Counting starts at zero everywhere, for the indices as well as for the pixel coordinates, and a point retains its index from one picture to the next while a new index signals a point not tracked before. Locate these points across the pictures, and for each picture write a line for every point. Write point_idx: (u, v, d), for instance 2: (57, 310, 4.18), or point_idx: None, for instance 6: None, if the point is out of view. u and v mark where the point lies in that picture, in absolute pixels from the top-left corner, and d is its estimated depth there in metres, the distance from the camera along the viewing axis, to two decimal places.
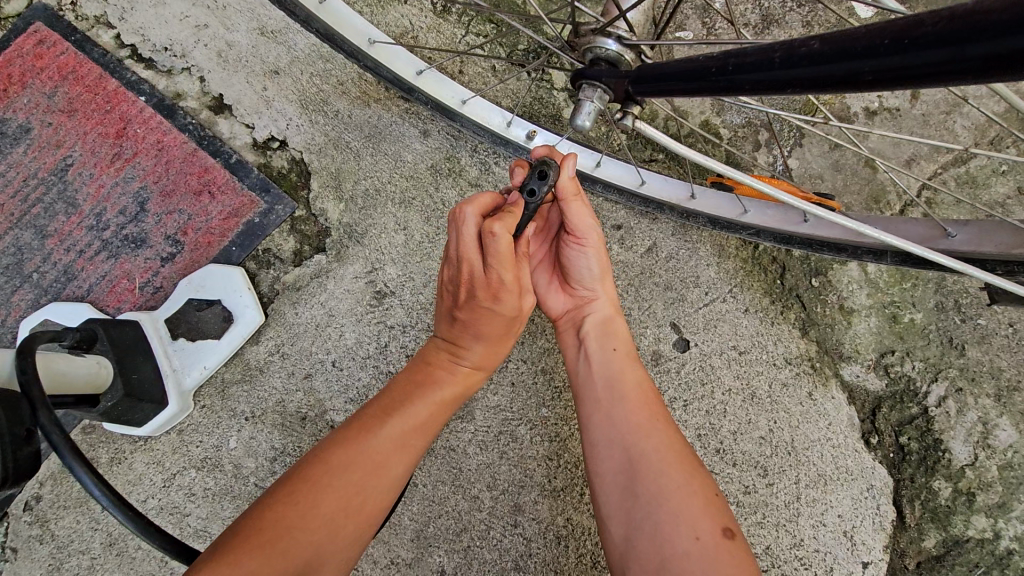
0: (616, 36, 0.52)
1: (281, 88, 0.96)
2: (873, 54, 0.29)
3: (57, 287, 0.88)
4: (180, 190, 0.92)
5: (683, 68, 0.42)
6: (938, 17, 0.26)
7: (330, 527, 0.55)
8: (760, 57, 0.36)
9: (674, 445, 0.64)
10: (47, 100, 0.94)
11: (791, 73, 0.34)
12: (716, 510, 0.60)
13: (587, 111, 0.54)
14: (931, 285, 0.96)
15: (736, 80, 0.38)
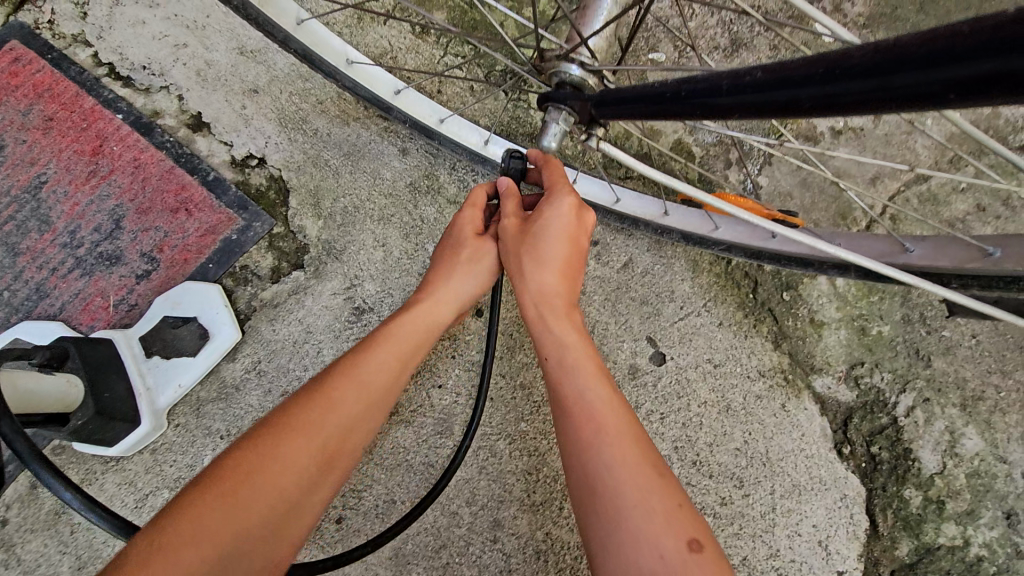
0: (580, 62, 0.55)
1: (260, 107, 0.96)
2: (811, 82, 0.31)
3: (29, 305, 0.87)
4: (157, 207, 0.92)
5: (642, 93, 0.44)
6: (866, 49, 0.28)
7: (255, 527, 0.49)
8: (710, 83, 0.37)
9: (649, 451, 0.54)
10: (22, 117, 0.94)
11: (738, 99, 0.35)
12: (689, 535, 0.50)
13: (553, 132, 0.56)
14: (897, 298, 0.99)
15: (689, 105, 0.39)
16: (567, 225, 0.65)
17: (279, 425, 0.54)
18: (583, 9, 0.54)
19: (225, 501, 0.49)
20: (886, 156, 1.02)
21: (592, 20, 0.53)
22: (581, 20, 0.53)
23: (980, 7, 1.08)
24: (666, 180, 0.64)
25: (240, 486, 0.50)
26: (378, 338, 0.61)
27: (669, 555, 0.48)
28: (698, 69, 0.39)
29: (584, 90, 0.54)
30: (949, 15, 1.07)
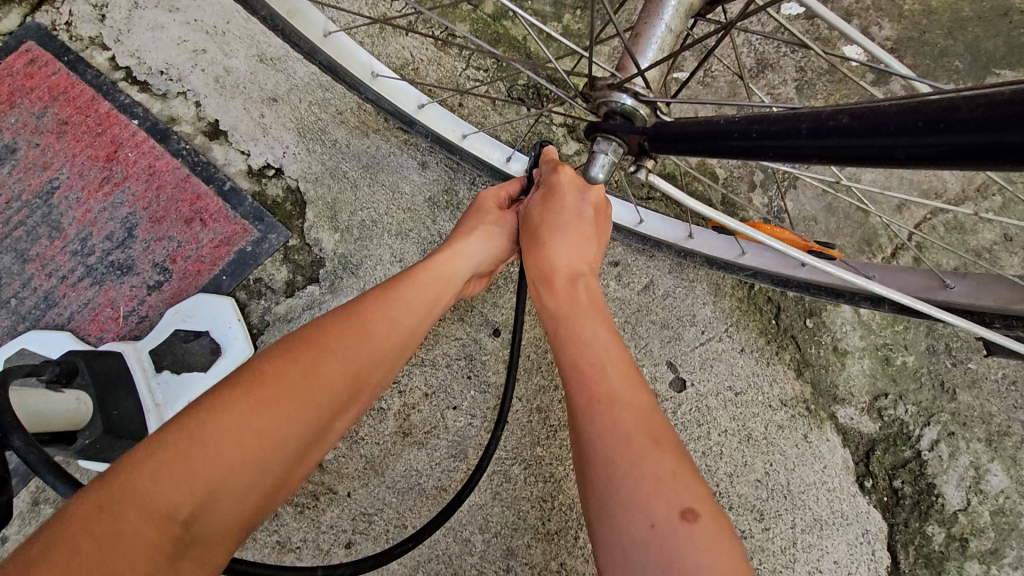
0: (633, 92, 0.53)
1: (279, 116, 0.95)
2: (908, 134, 0.31)
3: (37, 313, 0.85)
4: (171, 216, 0.90)
5: (709, 128, 0.45)
6: (973, 104, 0.28)
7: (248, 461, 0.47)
8: (788, 126, 0.38)
9: (660, 419, 0.51)
10: (36, 120, 0.92)
11: (818, 143, 0.36)
12: (693, 501, 0.46)
13: (601, 163, 0.55)
14: (922, 329, 0.97)
15: (767, 144, 0.40)
16: (570, 203, 0.66)
17: (294, 357, 0.52)
18: (637, 35, 0.52)
19: (238, 425, 0.47)
20: (914, 182, 1.01)
21: (646, 47, 0.52)
22: (635, 47, 0.52)
23: (1008, 34, 1.06)
24: (703, 209, 0.67)
25: (252, 414, 0.48)
26: (401, 286, 0.61)
27: (668, 519, 0.45)
28: (774, 112, 0.40)
29: (635, 122, 0.53)
30: (978, 42, 1.05)
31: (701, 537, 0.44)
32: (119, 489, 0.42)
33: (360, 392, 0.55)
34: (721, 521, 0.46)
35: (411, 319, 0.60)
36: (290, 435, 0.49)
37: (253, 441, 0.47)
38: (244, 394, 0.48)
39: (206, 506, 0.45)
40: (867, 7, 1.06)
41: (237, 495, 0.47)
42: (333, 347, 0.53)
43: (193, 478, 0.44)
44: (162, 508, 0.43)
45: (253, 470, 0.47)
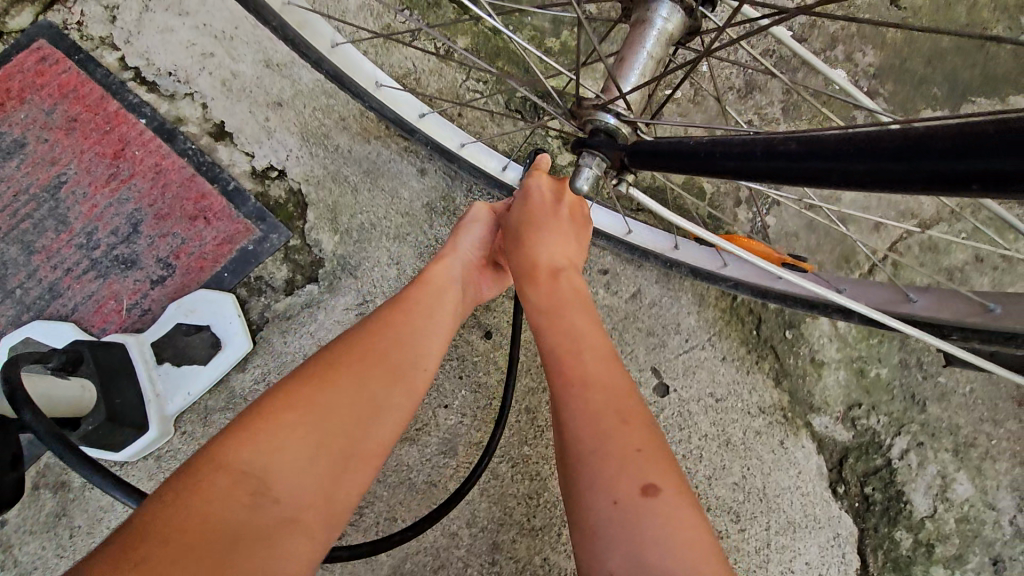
0: (616, 112, 0.56)
1: (283, 120, 0.98)
2: (848, 159, 0.35)
3: (41, 304, 0.87)
4: (175, 214, 0.92)
5: (676, 148, 0.48)
6: (900, 136, 0.32)
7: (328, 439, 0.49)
8: (744, 148, 0.42)
9: (634, 399, 0.52)
10: (46, 116, 0.94)
11: (771, 165, 0.40)
12: (661, 479, 0.47)
13: (586, 176, 0.57)
14: (896, 343, 1.01)
15: (727, 162, 0.44)
16: (550, 203, 0.68)
17: (347, 348, 0.56)
18: (621, 60, 0.56)
19: (308, 403, 0.50)
20: (891, 203, 1.05)
21: (629, 72, 0.56)
22: (618, 72, 0.56)
23: (984, 65, 1.11)
24: (695, 230, 0.71)
25: (316, 394, 0.51)
26: (438, 286, 0.65)
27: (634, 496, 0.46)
28: (734, 134, 0.44)
29: (617, 139, 0.56)
30: (955, 72, 1.11)
31: (667, 515, 0.46)
32: (211, 481, 0.44)
33: (417, 369, 0.57)
34: (689, 497, 0.48)
35: (448, 311, 0.63)
36: (358, 411, 0.51)
37: (321, 417, 0.50)
38: (306, 379, 0.52)
39: (290, 478, 0.47)
40: (851, 34, 1.11)
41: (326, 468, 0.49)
42: (382, 335, 0.57)
43: (266, 452, 0.47)
44: (245, 481, 0.46)
45: (330, 443, 0.49)
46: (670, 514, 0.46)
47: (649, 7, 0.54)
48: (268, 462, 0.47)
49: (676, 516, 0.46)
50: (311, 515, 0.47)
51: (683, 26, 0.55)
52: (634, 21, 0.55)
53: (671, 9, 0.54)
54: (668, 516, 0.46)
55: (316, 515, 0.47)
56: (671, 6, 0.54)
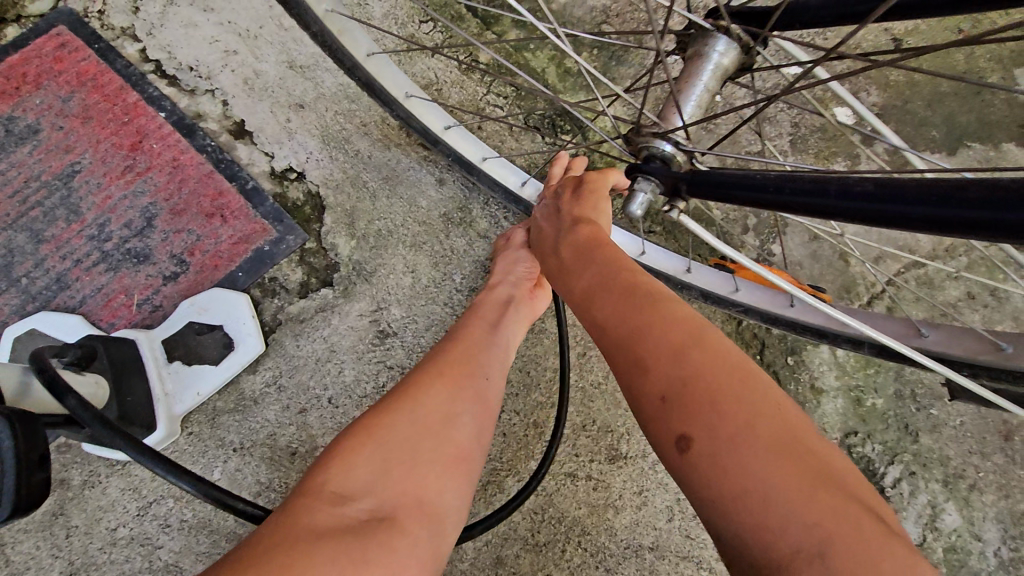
0: (673, 141, 0.58)
1: (305, 122, 0.98)
2: (923, 203, 0.37)
3: (48, 295, 0.85)
4: (191, 210, 0.91)
5: (745, 180, 0.50)
6: (976, 186, 0.35)
7: (405, 455, 0.54)
8: (818, 186, 0.44)
9: (676, 347, 0.47)
10: (62, 103, 0.93)
11: (843, 204, 0.42)
12: (712, 437, 0.43)
13: (639, 201, 0.58)
14: (891, 373, 1.04)
15: (793, 198, 0.46)
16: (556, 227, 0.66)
17: (411, 376, 0.60)
18: (679, 88, 0.59)
19: (390, 427, 0.55)
20: (891, 238, 1.09)
21: (686, 101, 0.58)
22: (678, 100, 0.58)
23: (981, 111, 1.16)
24: (716, 243, 0.66)
25: (397, 420, 0.55)
26: (482, 323, 0.70)
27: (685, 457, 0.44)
28: (805, 171, 0.46)
29: (672, 167, 0.58)
30: (954, 116, 1.16)
31: (730, 470, 0.42)
32: (295, 517, 0.47)
33: (481, 384, 0.62)
34: (772, 437, 0.42)
35: (502, 340, 0.70)
36: (439, 428, 0.56)
37: (406, 439, 0.54)
38: (381, 409, 0.56)
39: (395, 496, 0.51)
40: (858, 74, 1.16)
41: (424, 483, 0.53)
42: (444, 359, 0.63)
43: (359, 473, 0.51)
44: (350, 503, 0.50)
45: (421, 459, 0.54)
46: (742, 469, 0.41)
47: (707, 43, 0.57)
48: (366, 482, 0.51)
49: (745, 467, 0.41)
50: (421, 524, 0.51)
51: (738, 62, 0.58)
52: (691, 54, 0.58)
53: (728, 45, 0.56)
54: (771, 507, 0.40)
55: (427, 525, 0.52)
56: (728, 43, 0.56)
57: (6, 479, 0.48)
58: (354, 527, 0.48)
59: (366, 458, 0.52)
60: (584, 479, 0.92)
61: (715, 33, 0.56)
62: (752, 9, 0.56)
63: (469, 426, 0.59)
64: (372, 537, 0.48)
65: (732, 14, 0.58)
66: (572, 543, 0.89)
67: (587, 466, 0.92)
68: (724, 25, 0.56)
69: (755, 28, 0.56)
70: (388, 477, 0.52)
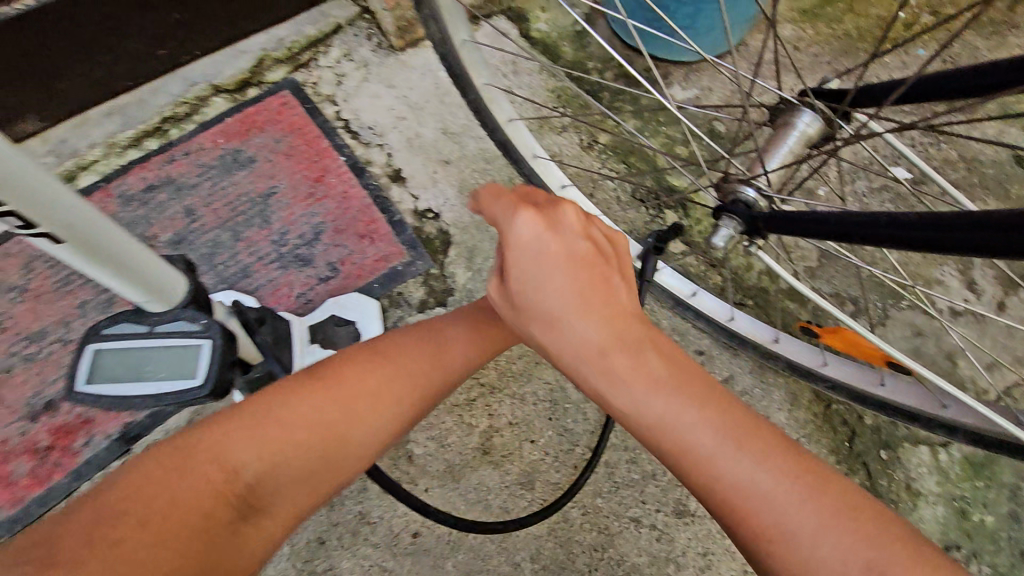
0: (756, 186, 0.69)
1: (448, 175, 1.19)
2: (957, 229, 0.47)
3: (234, 279, 1.09)
4: (349, 230, 1.13)
5: (809, 215, 0.60)
6: (1000, 214, 0.45)
7: (270, 452, 0.58)
8: (872, 219, 0.54)
9: (666, 394, 0.50)
10: (275, 143, 1.22)
11: (893, 232, 0.52)
12: (738, 482, 0.48)
13: (721, 235, 0.70)
14: (1004, 490, 0.97)
15: (857, 231, 0.55)
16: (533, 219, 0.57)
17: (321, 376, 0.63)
18: (769, 144, 0.68)
19: (248, 418, 0.59)
20: (1006, 346, 1.05)
21: (771, 157, 0.67)
22: (764, 155, 0.67)
23: None
24: (806, 291, 0.76)
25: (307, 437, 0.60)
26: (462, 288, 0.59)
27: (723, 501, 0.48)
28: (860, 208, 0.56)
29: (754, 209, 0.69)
30: None
31: (759, 507, 0.47)
32: (137, 490, 0.53)
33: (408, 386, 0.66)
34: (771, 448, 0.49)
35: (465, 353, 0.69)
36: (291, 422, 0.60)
37: (276, 436, 0.59)
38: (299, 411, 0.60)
39: (247, 482, 0.57)
40: (973, 183, 1.17)
41: (262, 478, 0.58)
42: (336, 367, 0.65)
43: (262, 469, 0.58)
44: (222, 482, 0.56)
45: (272, 456, 0.58)
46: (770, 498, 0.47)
47: (794, 115, 0.67)
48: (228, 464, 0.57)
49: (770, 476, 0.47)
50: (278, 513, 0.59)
51: (821, 131, 0.68)
52: (779, 124, 0.68)
53: (812, 118, 0.67)
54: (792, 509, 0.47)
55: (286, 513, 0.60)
56: (812, 116, 0.67)
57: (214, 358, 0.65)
58: (203, 516, 0.54)
59: (217, 443, 0.57)
60: (648, 527, 0.93)
61: (800, 107, 0.67)
62: (833, 90, 0.67)
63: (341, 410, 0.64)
64: (213, 525, 0.54)
65: (817, 95, 0.69)
66: None
67: (653, 516, 0.93)
68: (808, 102, 0.67)
69: (835, 104, 0.66)
70: (250, 466, 0.57)
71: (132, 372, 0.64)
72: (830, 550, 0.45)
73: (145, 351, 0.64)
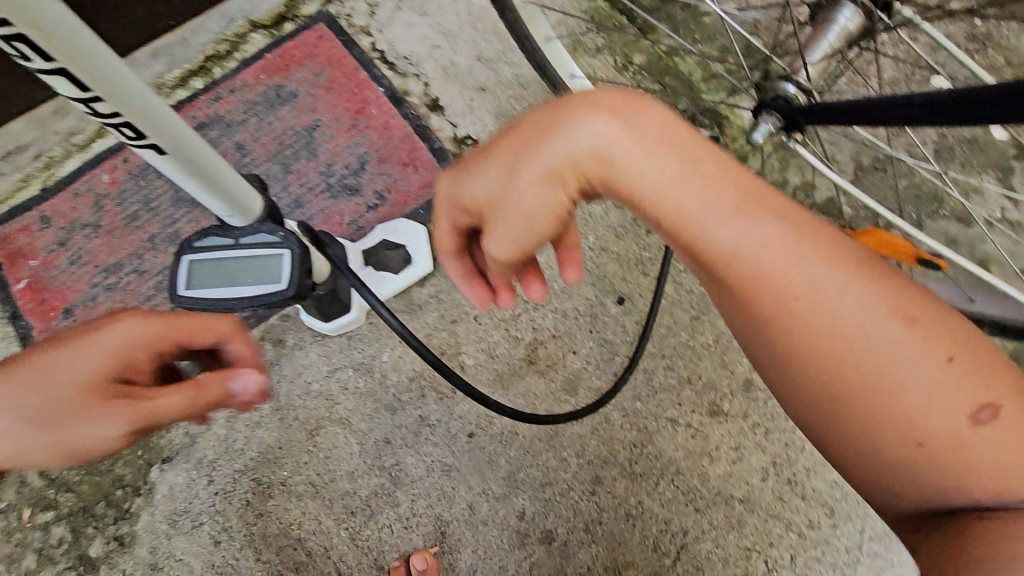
0: (795, 82, 0.73)
1: (484, 102, 1.21)
2: (982, 101, 0.49)
3: (288, 209, 1.16)
4: (392, 159, 1.17)
5: (848, 104, 0.62)
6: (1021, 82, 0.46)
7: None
8: (906, 101, 0.56)
9: (802, 264, 0.44)
10: (315, 77, 1.24)
11: (924, 111, 0.54)
12: (854, 328, 0.43)
13: (762, 130, 0.76)
14: None
15: (896, 112, 0.57)
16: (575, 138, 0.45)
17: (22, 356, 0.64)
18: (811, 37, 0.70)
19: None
20: None
21: (812, 51, 0.70)
22: (805, 49, 0.70)
23: None
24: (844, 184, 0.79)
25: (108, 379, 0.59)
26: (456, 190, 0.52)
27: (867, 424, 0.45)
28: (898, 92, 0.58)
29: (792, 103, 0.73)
30: None
31: (886, 379, 0.43)
32: None
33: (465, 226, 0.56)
34: (952, 375, 0.43)
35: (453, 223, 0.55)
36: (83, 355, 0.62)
37: None
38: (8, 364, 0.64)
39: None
40: None
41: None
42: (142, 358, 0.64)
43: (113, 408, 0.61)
44: None
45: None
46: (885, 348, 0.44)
47: (835, 10, 0.68)
48: None
49: (930, 407, 0.43)
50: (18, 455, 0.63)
51: (861, 26, 0.69)
52: (820, 20, 0.70)
53: (853, 12, 0.67)
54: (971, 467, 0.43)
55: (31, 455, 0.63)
56: (853, 10, 0.67)
57: (295, 269, 0.72)
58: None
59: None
60: (684, 426, 1.00)
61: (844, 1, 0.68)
62: None
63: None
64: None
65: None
66: (666, 479, 0.98)
67: (688, 415, 1.01)
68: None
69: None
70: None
71: (225, 279, 0.71)
72: (950, 402, 0.43)
73: (232, 262, 0.72)
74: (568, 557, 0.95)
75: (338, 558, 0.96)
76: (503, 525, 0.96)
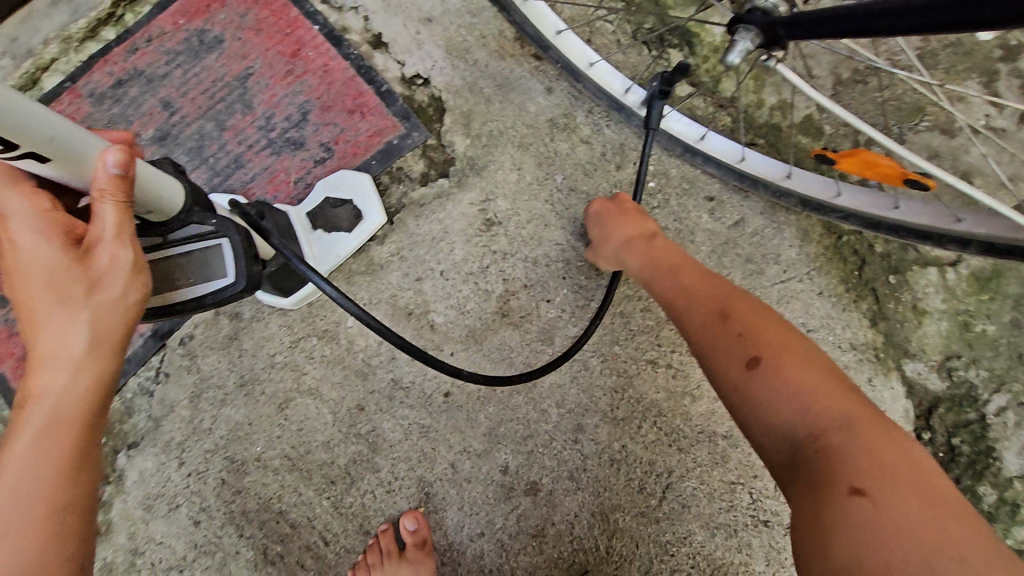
0: None
1: (432, 35, 1.09)
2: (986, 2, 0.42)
3: (229, 171, 1.06)
4: (337, 107, 1.07)
5: (833, 14, 0.55)
6: None
7: None
8: (900, 5, 0.49)
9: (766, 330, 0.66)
10: (240, 19, 1.11)
11: (920, 18, 0.47)
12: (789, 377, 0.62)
13: (738, 50, 0.65)
14: (1009, 301, 0.99)
15: (881, 23, 0.50)
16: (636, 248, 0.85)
17: None
18: None
19: None
20: None
21: None
22: None
23: None
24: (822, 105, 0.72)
25: (23, 451, 0.56)
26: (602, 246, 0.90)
27: (811, 520, 0.55)
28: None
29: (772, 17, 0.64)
30: None
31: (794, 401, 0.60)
32: None
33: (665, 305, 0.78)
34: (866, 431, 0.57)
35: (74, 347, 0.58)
36: None
37: None
38: None
39: None
40: None
41: None
42: None
43: (39, 509, 0.55)
44: None
45: None
46: (816, 430, 0.58)
47: None
48: None
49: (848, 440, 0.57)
50: None
51: None
52: None
53: None
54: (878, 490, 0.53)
55: None
56: None
57: (240, 262, 0.70)
58: None
59: None
60: (664, 366, 0.98)
61: None
62: None
63: (68, 382, 0.57)
64: None
65: None
66: (649, 421, 0.97)
67: (668, 356, 0.98)
68: None
69: None
70: None
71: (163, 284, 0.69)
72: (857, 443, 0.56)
73: (166, 259, 0.69)
74: (554, 506, 0.95)
75: (323, 527, 0.95)
76: (487, 481, 0.95)
